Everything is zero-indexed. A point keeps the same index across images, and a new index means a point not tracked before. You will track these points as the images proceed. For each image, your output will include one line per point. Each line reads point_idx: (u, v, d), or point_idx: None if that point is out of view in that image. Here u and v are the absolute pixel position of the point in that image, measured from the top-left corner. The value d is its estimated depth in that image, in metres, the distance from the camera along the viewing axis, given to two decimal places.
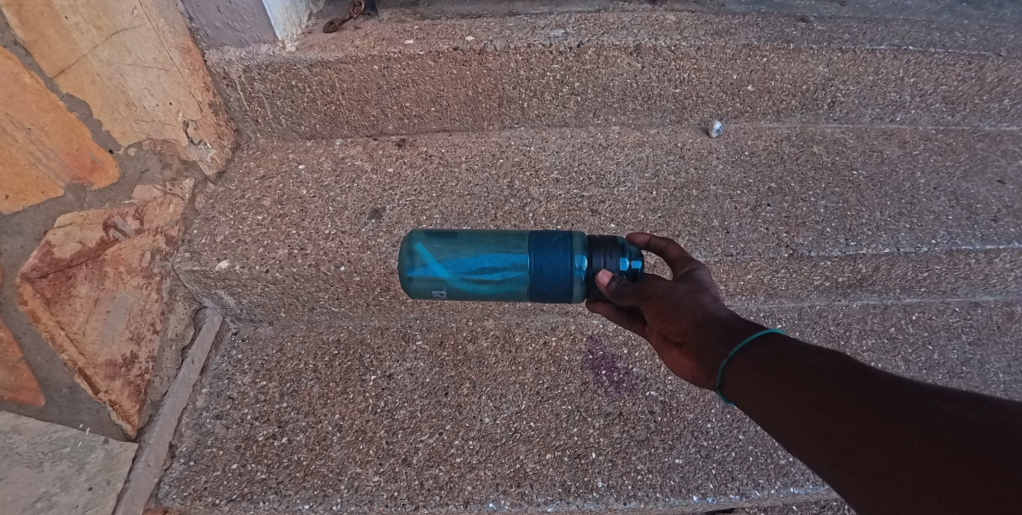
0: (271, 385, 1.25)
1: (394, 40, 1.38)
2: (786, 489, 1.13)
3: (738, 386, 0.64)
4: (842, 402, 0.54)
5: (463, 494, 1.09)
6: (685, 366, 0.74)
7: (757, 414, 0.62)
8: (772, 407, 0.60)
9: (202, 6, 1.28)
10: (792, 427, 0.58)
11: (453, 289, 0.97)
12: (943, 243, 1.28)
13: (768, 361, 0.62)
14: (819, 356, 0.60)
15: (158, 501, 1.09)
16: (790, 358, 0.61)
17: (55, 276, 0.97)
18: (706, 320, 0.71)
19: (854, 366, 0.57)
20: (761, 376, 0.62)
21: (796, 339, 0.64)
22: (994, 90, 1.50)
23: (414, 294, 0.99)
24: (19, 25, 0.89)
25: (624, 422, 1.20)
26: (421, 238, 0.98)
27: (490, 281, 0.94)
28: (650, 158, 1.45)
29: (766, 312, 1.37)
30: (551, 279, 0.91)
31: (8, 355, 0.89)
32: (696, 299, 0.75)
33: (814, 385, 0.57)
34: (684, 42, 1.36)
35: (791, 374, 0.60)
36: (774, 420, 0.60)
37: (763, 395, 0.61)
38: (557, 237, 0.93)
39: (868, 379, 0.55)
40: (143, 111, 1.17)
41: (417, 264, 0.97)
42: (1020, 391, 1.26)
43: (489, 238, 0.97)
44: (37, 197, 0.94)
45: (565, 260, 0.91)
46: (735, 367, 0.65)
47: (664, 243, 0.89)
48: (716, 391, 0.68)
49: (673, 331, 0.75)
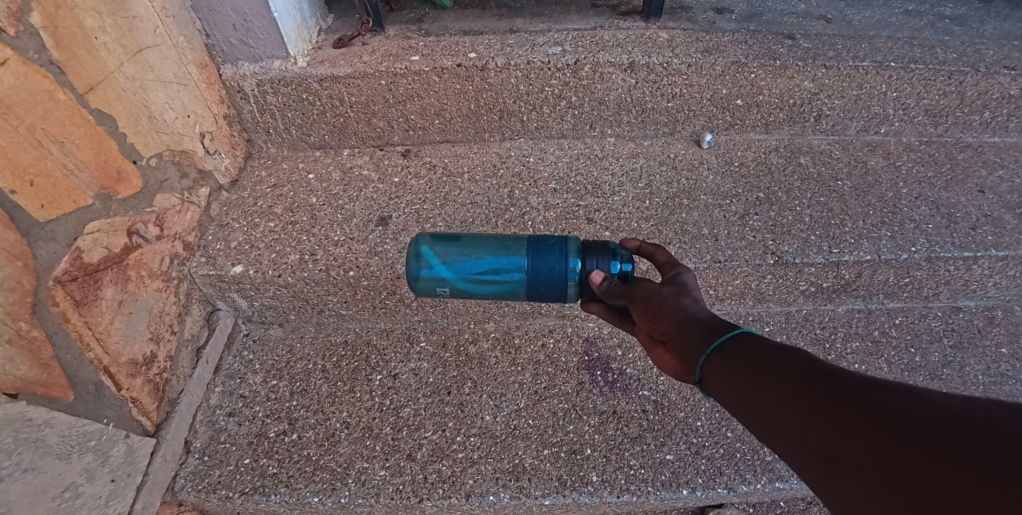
0: (281, 384, 1.31)
1: (400, 56, 1.45)
2: (772, 484, 1.19)
3: (716, 381, 0.70)
4: (804, 395, 0.59)
5: (465, 487, 1.15)
6: (669, 363, 0.79)
7: (733, 407, 0.68)
8: (744, 401, 0.65)
9: (218, 24, 1.35)
10: (762, 419, 0.63)
11: (456, 288, 1.04)
12: (922, 250, 1.34)
13: (742, 358, 0.68)
14: (784, 354, 0.66)
15: (174, 494, 1.15)
16: (759, 356, 0.67)
17: (83, 279, 1.03)
18: (686, 320, 0.77)
19: (818, 362, 0.63)
20: (736, 372, 0.68)
21: (768, 338, 0.70)
22: (974, 103, 1.57)
23: (420, 292, 1.06)
24: (54, 46, 0.97)
25: (618, 420, 1.26)
26: (427, 242, 1.05)
27: (490, 281, 1.01)
28: (644, 168, 1.52)
29: (755, 316, 1.44)
30: (548, 279, 0.98)
31: (42, 353, 0.95)
32: (678, 300, 0.81)
33: (781, 379, 0.62)
34: (676, 59, 1.43)
35: (759, 369, 0.65)
36: (748, 412, 0.65)
37: (736, 390, 0.66)
38: (554, 241, 0.99)
39: (829, 374, 0.60)
40: (164, 124, 1.24)
41: (423, 265, 1.04)
42: (999, 392, 1.32)
43: (490, 242, 1.04)
44: (68, 205, 1.02)
45: (560, 262, 0.97)
46: (712, 364, 0.71)
47: (652, 248, 0.95)
48: (696, 386, 0.74)
49: (657, 330, 0.80)
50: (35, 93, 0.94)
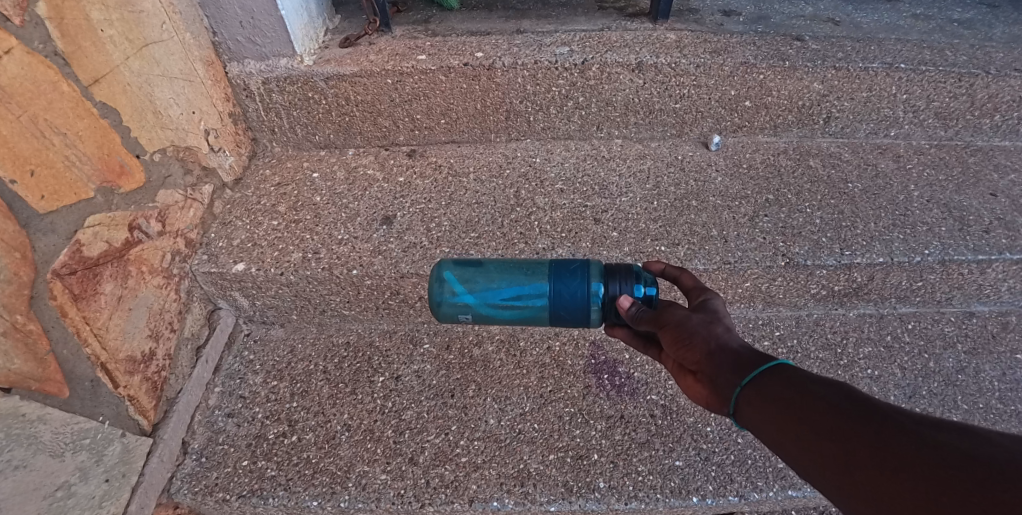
0: (282, 385, 1.29)
1: (407, 55, 1.45)
2: (784, 492, 1.15)
3: (750, 413, 0.66)
4: (848, 432, 0.55)
5: (468, 492, 1.11)
6: (699, 393, 0.76)
7: (768, 440, 0.64)
8: (780, 434, 0.61)
9: (226, 21, 1.35)
10: (799, 453, 0.59)
11: (478, 314, 1.02)
12: (935, 253, 1.31)
13: (777, 388, 0.64)
14: (825, 385, 0.61)
15: (170, 496, 1.12)
16: (798, 388, 0.62)
17: (82, 273, 1.01)
18: (718, 350, 0.73)
19: (859, 395, 0.59)
20: (771, 403, 0.63)
21: (804, 369, 0.65)
22: (984, 106, 1.55)
23: (442, 319, 1.05)
24: (59, 37, 0.96)
25: (625, 425, 1.23)
26: (449, 268, 1.07)
27: (513, 306, 0.99)
28: (651, 170, 1.50)
29: (765, 320, 1.41)
30: (570, 304, 0.95)
31: (38, 347, 0.93)
32: (710, 329, 0.77)
33: (820, 413, 0.59)
34: (684, 60, 1.42)
35: (798, 403, 0.61)
36: (784, 448, 0.61)
37: (773, 424, 0.62)
38: (575, 265, 0.97)
39: (872, 409, 0.56)
40: (168, 119, 1.23)
41: (445, 291, 1.04)
42: (1016, 399, 1.28)
43: (513, 268, 1.03)
44: (70, 198, 1.01)
45: (582, 287, 0.94)
46: (747, 395, 0.67)
47: (677, 272, 0.94)
48: (729, 417, 0.70)
49: (688, 360, 0.77)
50: (39, 84, 0.93)
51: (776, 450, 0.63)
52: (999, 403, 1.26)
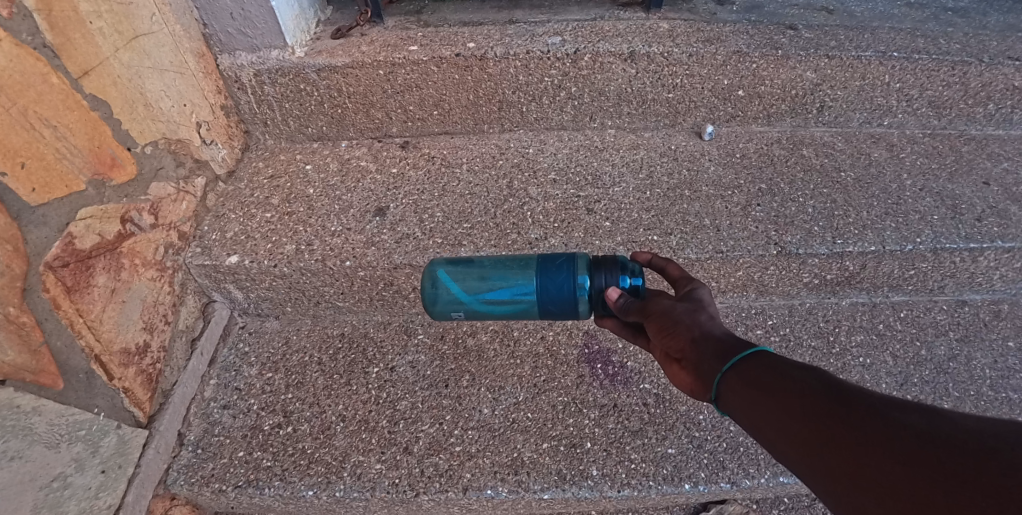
0: (277, 377, 1.29)
1: (399, 46, 1.44)
2: (775, 479, 1.16)
3: (732, 398, 0.66)
4: (824, 416, 0.56)
5: (462, 481, 1.12)
6: (685, 380, 0.76)
7: (749, 426, 0.64)
8: (761, 419, 0.61)
9: (216, 13, 1.34)
10: (780, 438, 0.59)
11: (470, 310, 1.03)
12: (927, 241, 1.32)
13: (758, 374, 0.65)
14: (804, 372, 0.62)
15: (167, 487, 1.13)
16: (778, 374, 0.63)
17: (75, 265, 1.02)
18: (702, 337, 0.74)
19: (836, 381, 0.59)
20: (752, 389, 0.64)
21: (785, 356, 0.66)
22: (978, 95, 1.55)
23: (437, 316, 1.06)
24: (48, 29, 0.96)
25: (619, 413, 1.24)
26: (442, 266, 1.07)
27: (502, 301, 1.00)
28: (644, 160, 1.50)
29: (758, 309, 1.42)
30: (557, 298, 0.95)
31: (32, 338, 0.94)
32: (694, 317, 0.78)
33: (800, 398, 0.59)
34: (676, 49, 1.42)
35: (776, 388, 0.62)
36: (765, 433, 0.61)
37: (753, 409, 0.63)
38: (562, 259, 0.97)
39: (847, 393, 0.56)
40: (160, 111, 1.23)
41: (438, 290, 1.05)
42: (1007, 386, 1.29)
43: (502, 264, 1.03)
44: (61, 190, 1.01)
45: (568, 281, 0.95)
46: (729, 380, 0.67)
47: (664, 262, 0.95)
48: (712, 403, 0.70)
49: (673, 347, 0.77)
50: (29, 76, 0.93)
51: (757, 436, 0.64)
52: (989, 389, 1.27)
